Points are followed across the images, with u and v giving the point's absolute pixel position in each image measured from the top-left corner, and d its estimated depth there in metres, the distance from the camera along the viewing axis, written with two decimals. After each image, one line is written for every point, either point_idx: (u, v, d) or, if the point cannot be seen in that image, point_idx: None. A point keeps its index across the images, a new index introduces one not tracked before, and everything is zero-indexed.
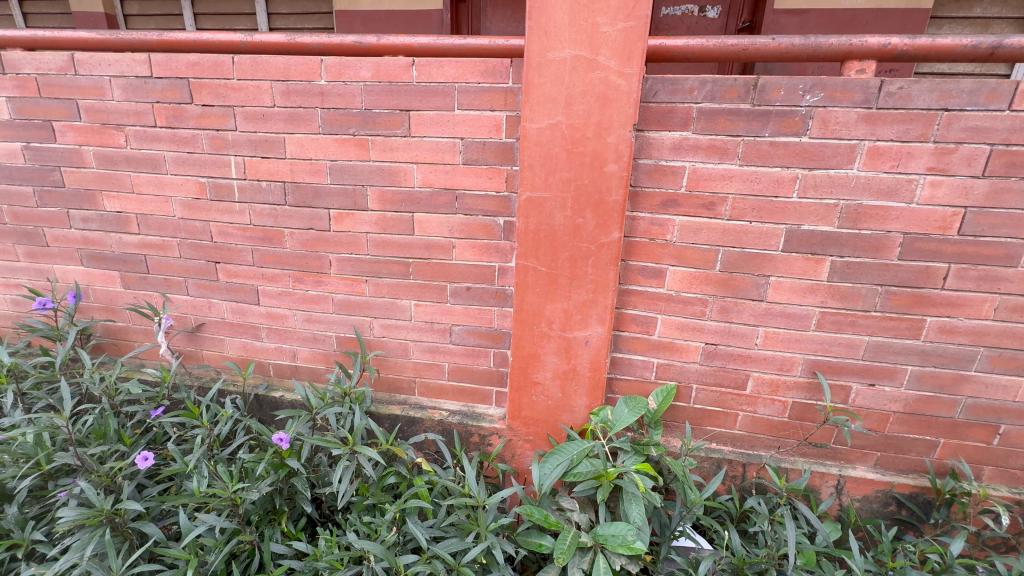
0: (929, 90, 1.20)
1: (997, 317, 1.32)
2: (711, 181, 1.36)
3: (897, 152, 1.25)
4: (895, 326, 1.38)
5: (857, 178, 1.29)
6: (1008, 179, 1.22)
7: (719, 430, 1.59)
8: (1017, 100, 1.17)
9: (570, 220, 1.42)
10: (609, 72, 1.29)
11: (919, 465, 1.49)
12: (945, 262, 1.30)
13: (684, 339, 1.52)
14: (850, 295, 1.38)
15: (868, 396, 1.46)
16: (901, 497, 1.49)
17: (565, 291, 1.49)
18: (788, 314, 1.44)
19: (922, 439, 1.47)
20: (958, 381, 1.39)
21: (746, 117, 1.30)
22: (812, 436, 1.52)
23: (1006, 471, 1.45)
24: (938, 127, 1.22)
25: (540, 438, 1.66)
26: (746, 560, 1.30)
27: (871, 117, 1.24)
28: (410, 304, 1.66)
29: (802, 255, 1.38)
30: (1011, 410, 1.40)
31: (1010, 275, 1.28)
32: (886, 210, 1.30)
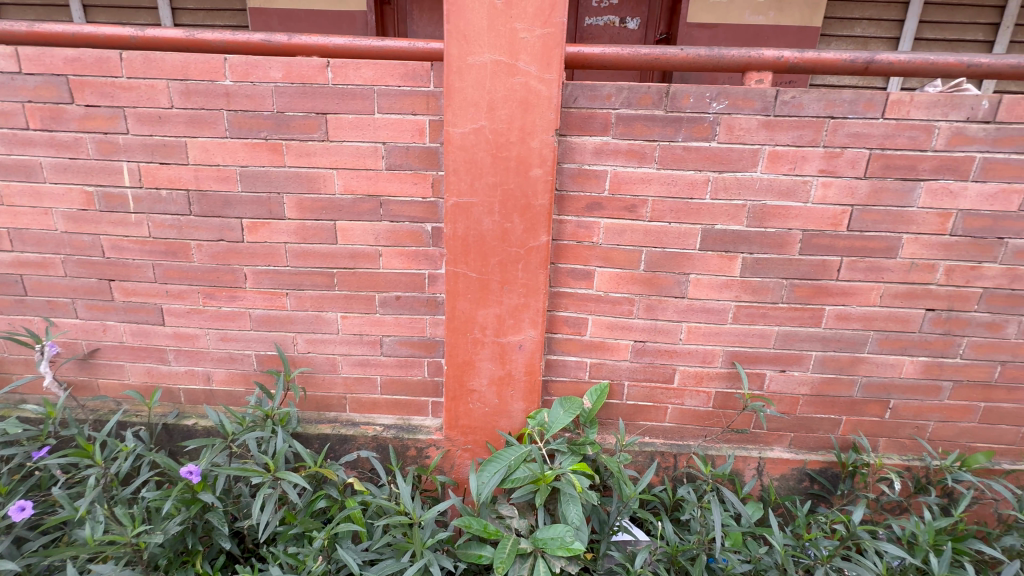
0: (817, 100, 1.32)
1: (883, 303, 1.47)
2: (632, 184, 1.41)
3: (793, 155, 1.36)
4: (800, 316, 1.50)
5: (761, 180, 1.39)
6: (885, 180, 1.37)
7: (651, 424, 1.65)
8: (888, 109, 1.31)
9: (498, 224, 1.42)
10: (530, 78, 1.30)
11: (827, 442, 1.63)
12: (838, 256, 1.43)
13: (614, 338, 1.57)
14: (760, 289, 1.48)
15: (780, 381, 1.57)
16: (813, 473, 1.62)
17: (496, 296, 1.48)
18: (707, 309, 1.52)
19: (828, 417, 1.60)
20: (854, 363, 1.54)
21: (661, 123, 1.36)
22: (734, 422, 1.62)
23: (897, 441, 1.62)
24: (826, 133, 1.34)
25: (479, 445, 1.64)
26: (679, 548, 1.35)
27: (770, 124, 1.34)
28: (337, 316, 1.58)
29: (717, 253, 1.46)
30: (898, 386, 1.56)
31: (891, 265, 1.43)
32: (786, 209, 1.41)
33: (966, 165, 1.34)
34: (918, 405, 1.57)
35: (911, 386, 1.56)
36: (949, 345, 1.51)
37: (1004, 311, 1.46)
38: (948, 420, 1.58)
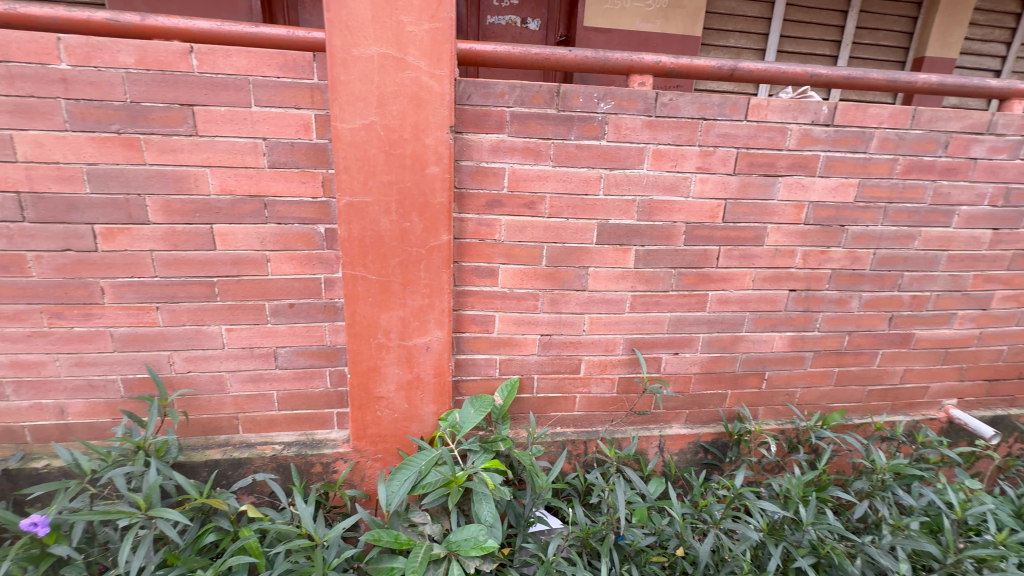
0: (691, 102, 1.43)
1: (755, 286, 1.64)
2: (529, 181, 1.44)
3: (674, 154, 1.47)
4: (688, 302, 1.63)
5: (647, 177, 1.48)
6: (751, 176, 1.52)
7: (562, 414, 1.70)
8: (750, 112, 1.46)
9: (396, 224, 1.37)
10: (420, 73, 1.27)
11: (716, 415, 1.79)
12: (716, 245, 1.57)
13: (521, 333, 1.59)
14: (652, 279, 1.58)
15: (674, 363, 1.69)
16: (706, 444, 1.78)
17: (399, 298, 1.44)
18: (606, 300, 1.59)
19: (716, 392, 1.76)
20: (735, 342, 1.70)
21: (553, 121, 1.39)
22: (636, 405, 1.72)
23: (772, 408, 1.82)
24: (700, 133, 1.46)
25: (390, 454, 1.58)
26: (589, 530, 1.40)
27: (652, 124, 1.43)
28: (221, 329, 1.44)
29: (612, 247, 1.53)
30: (771, 359, 1.75)
31: (759, 252, 1.61)
32: (671, 204, 1.52)
33: (813, 163, 1.53)
34: (788, 374, 1.78)
35: (781, 358, 1.76)
36: (809, 320, 1.72)
37: (849, 288, 1.70)
38: (811, 385, 1.81)
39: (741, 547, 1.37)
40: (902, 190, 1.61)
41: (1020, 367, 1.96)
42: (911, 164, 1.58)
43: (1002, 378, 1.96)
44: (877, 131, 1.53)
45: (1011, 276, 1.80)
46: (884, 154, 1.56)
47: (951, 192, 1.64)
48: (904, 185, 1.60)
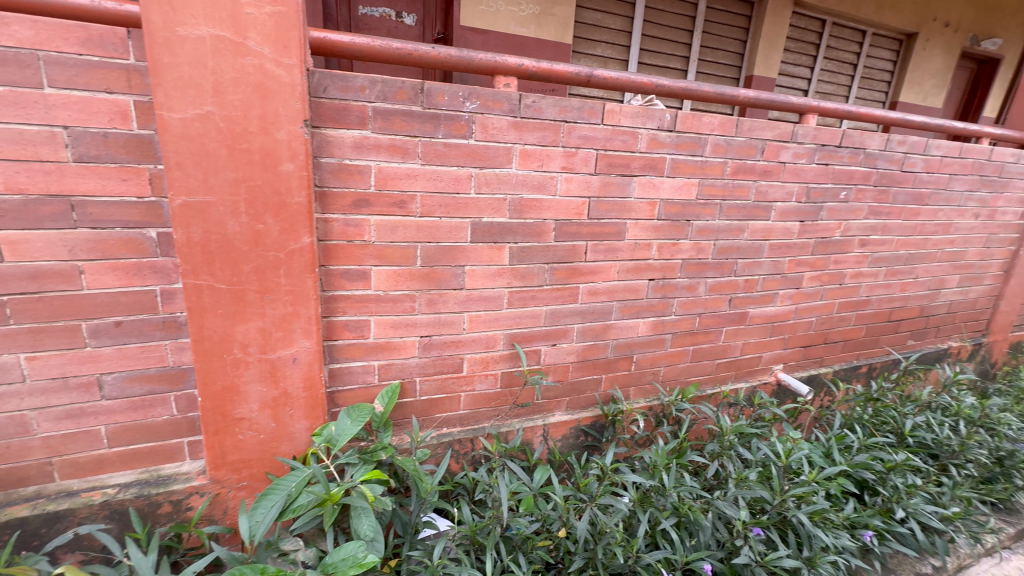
0: (552, 105, 1.50)
1: (620, 278, 1.79)
2: (398, 180, 1.40)
3: (540, 154, 1.53)
4: (561, 295, 1.72)
5: (516, 176, 1.53)
6: (610, 176, 1.65)
7: (447, 415, 1.69)
8: (606, 117, 1.58)
9: (247, 227, 1.24)
10: (264, 60, 1.16)
11: (593, 399, 1.92)
12: (583, 241, 1.68)
13: (399, 336, 1.54)
14: (527, 274, 1.64)
15: (553, 353, 1.78)
16: (586, 427, 1.90)
17: (256, 308, 1.30)
18: (484, 298, 1.61)
19: (591, 378, 1.89)
20: (605, 330, 1.83)
21: (419, 119, 1.37)
22: (519, 398, 1.77)
23: (641, 387, 2.00)
24: (562, 135, 1.54)
25: (258, 479, 1.43)
26: (475, 527, 1.40)
27: (518, 125, 1.48)
28: (19, 358, 1.18)
29: (487, 245, 1.56)
30: (637, 343, 1.92)
31: (621, 246, 1.75)
32: (540, 202, 1.58)
33: (661, 164, 1.71)
34: (652, 355, 1.96)
35: (645, 342, 1.93)
36: (667, 305, 1.92)
37: (697, 275, 1.93)
38: (672, 363, 2.02)
39: (614, 518, 1.48)
40: (732, 189, 1.86)
41: (826, 334, 2.39)
42: (738, 167, 1.84)
43: (814, 343, 2.38)
44: (710, 137, 1.75)
45: (815, 259, 2.18)
46: (717, 158, 1.79)
47: (769, 190, 1.94)
48: (734, 184, 1.86)
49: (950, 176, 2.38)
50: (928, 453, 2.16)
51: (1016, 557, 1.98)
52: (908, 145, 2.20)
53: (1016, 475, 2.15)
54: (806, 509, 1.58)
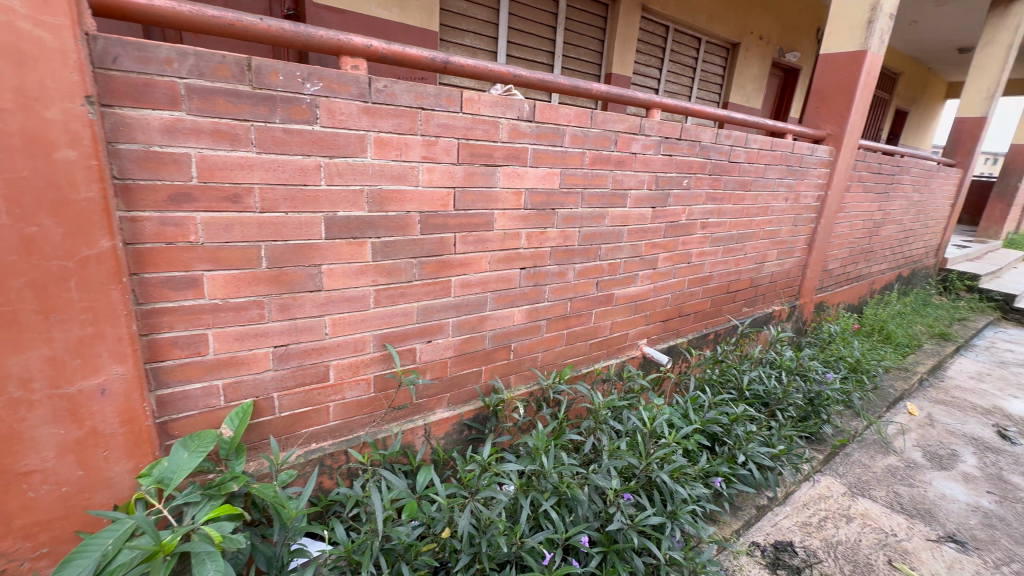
0: (407, 91, 1.43)
1: (491, 268, 1.79)
2: (228, 170, 1.21)
3: (397, 142, 1.45)
4: (433, 290, 1.66)
5: (373, 166, 1.42)
6: (474, 166, 1.63)
7: (315, 429, 1.54)
8: (464, 105, 1.55)
9: (12, 231, 0.97)
10: (14, 17, 0.90)
11: (474, 392, 1.91)
12: (451, 232, 1.64)
13: (247, 349, 1.36)
14: (394, 270, 1.55)
15: (429, 350, 1.72)
16: (469, 421, 1.89)
17: (39, 332, 1.04)
18: (347, 298, 1.49)
19: (471, 371, 1.87)
20: (481, 321, 1.83)
21: (249, 100, 1.20)
22: (395, 400, 1.69)
23: (521, 374, 2.04)
24: (420, 123, 1.48)
25: (64, 542, 1.16)
26: (350, 547, 1.30)
27: (369, 110, 1.38)
28: None
29: (345, 241, 1.43)
30: (514, 332, 1.95)
31: (490, 236, 1.75)
32: (402, 193, 1.50)
33: (524, 154, 1.73)
34: (529, 343, 2.01)
35: (521, 330, 1.97)
36: (540, 292, 1.97)
37: (565, 262, 2.01)
38: (549, 348, 2.09)
39: (497, 509, 1.49)
40: (591, 178, 1.96)
41: (680, 307, 2.67)
42: (595, 157, 1.94)
43: (671, 317, 2.64)
44: (568, 129, 1.82)
45: (667, 242, 2.42)
46: (576, 148, 1.87)
47: (624, 179, 2.09)
48: (593, 174, 1.96)
49: (765, 166, 2.80)
50: (761, 402, 2.55)
51: (825, 477, 2.43)
52: (733, 139, 2.53)
53: (822, 411, 2.64)
54: (667, 468, 1.75)
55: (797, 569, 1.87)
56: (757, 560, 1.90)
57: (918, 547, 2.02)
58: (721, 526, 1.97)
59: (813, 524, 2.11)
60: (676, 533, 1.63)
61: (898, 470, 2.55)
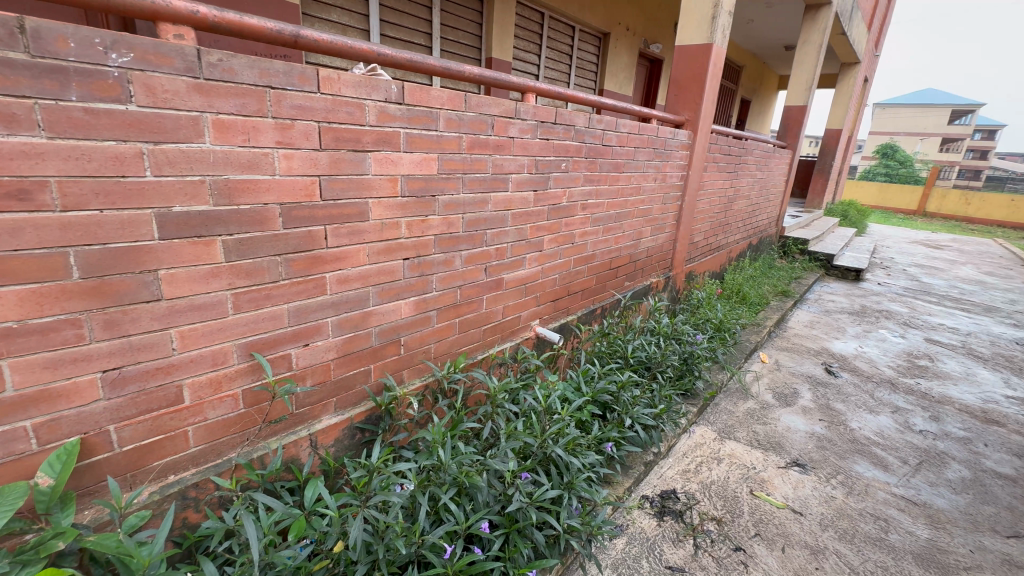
0: (249, 67, 1.26)
1: (370, 261, 1.68)
2: (8, 160, 0.97)
3: (243, 125, 1.28)
4: (305, 288, 1.52)
5: (214, 152, 1.24)
6: (340, 152, 1.50)
7: (172, 459, 1.34)
8: (322, 85, 1.41)
9: None
10: None
11: (364, 393, 1.81)
12: (320, 225, 1.51)
13: (65, 379, 1.12)
14: (254, 270, 1.39)
15: (307, 355, 1.58)
16: (361, 424, 1.79)
17: None
18: (198, 306, 1.30)
19: (358, 371, 1.76)
20: (364, 318, 1.72)
21: (28, 72, 0.97)
22: (271, 414, 1.53)
23: (414, 368, 1.98)
24: (270, 104, 1.32)
25: None
26: None
27: (203, 88, 1.19)
28: None
29: (188, 240, 1.24)
30: (402, 325, 1.87)
31: (367, 227, 1.64)
32: (255, 183, 1.33)
33: (396, 138, 1.64)
34: (419, 335, 1.95)
35: (409, 323, 1.90)
36: (426, 282, 1.91)
37: (450, 249, 1.97)
38: (441, 339, 2.05)
39: (393, 511, 1.42)
40: (470, 162, 1.94)
41: (568, 287, 2.79)
42: (472, 141, 1.91)
43: (560, 297, 2.74)
44: (442, 112, 1.76)
45: (550, 224, 2.49)
46: (451, 133, 1.82)
47: (504, 163, 2.09)
48: (472, 158, 1.93)
49: (635, 149, 3.01)
50: (644, 366, 2.78)
51: (699, 427, 2.74)
52: (604, 123, 2.67)
53: (694, 368, 2.95)
54: (561, 442, 1.83)
55: (680, 512, 2.09)
56: (646, 511, 2.08)
57: (771, 475, 2.37)
58: (614, 486, 2.11)
59: (691, 470, 2.36)
60: (572, 502, 1.72)
61: (755, 411, 2.95)
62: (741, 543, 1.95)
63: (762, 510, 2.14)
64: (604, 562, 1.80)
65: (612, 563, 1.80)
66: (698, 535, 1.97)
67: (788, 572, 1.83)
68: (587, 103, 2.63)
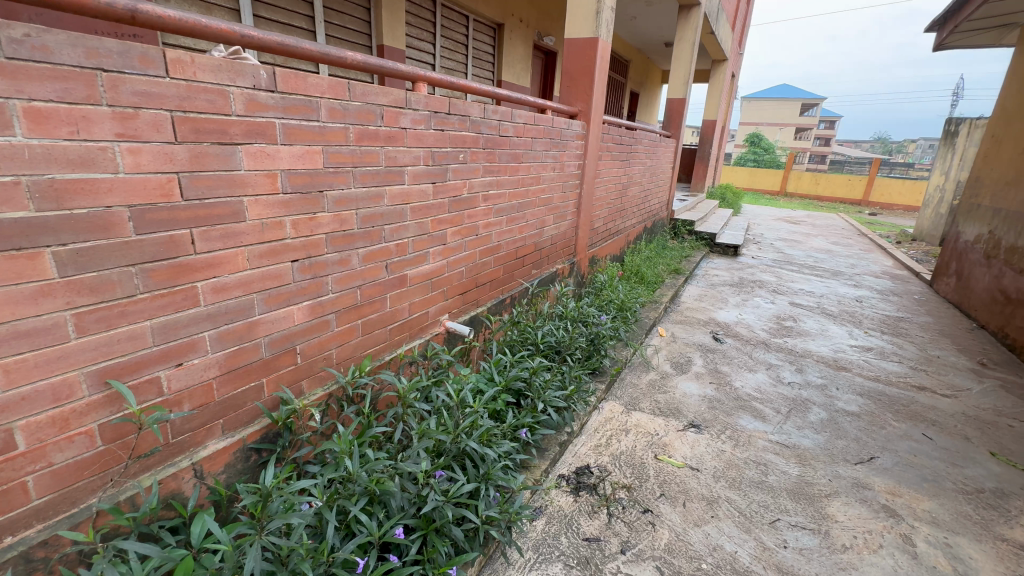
0: (70, 44, 1.07)
1: (252, 266, 1.53)
2: None
3: (68, 115, 1.09)
4: (172, 301, 1.34)
5: (31, 147, 1.04)
6: (202, 145, 1.34)
7: (9, 517, 1.12)
8: (172, 69, 1.24)
9: None
10: None
11: (258, 409, 1.66)
12: (185, 228, 1.33)
13: None
14: (102, 285, 1.19)
15: (182, 376, 1.40)
16: (256, 444, 1.64)
17: None
18: (26, 332, 1.09)
19: (248, 388, 1.61)
20: (251, 329, 1.57)
21: None
22: (140, 447, 1.34)
23: (315, 377, 1.85)
24: (104, 89, 1.13)
25: None
26: None
27: (6, 69, 0.99)
28: None
29: (4, 254, 1.03)
30: (297, 332, 1.73)
31: (244, 229, 1.48)
32: (92, 183, 1.14)
33: (270, 130, 1.50)
34: (318, 341, 1.82)
35: (305, 329, 1.76)
36: (321, 285, 1.79)
37: (345, 248, 1.86)
38: (343, 343, 1.94)
39: (297, 533, 1.32)
40: (360, 155, 1.83)
41: (475, 278, 2.78)
42: (361, 133, 1.81)
43: (468, 290, 2.73)
44: (323, 101, 1.64)
45: (452, 216, 2.46)
46: (336, 123, 1.71)
47: (397, 155, 2.01)
48: (361, 151, 1.83)
49: (532, 139, 3.06)
50: (554, 350, 2.88)
51: (608, 402, 2.90)
52: (499, 114, 2.67)
53: (601, 347, 3.11)
54: (475, 434, 1.83)
55: (594, 486, 2.20)
56: (563, 490, 2.16)
57: (671, 438, 2.59)
58: (531, 470, 2.16)
59: (602, 444, 2.50)
60: (489, 492, 1.73)
61: (656, 382, 3.20)
62: (649, 505, 2.11)
63: (665, 472, 2.32)
64: (525, 545, 1.85)
65: (532, 545, 1.85)
66: (611, 504, 2.09)
67: (688, 524, 2.01)
68: (485, 94, 2.61)
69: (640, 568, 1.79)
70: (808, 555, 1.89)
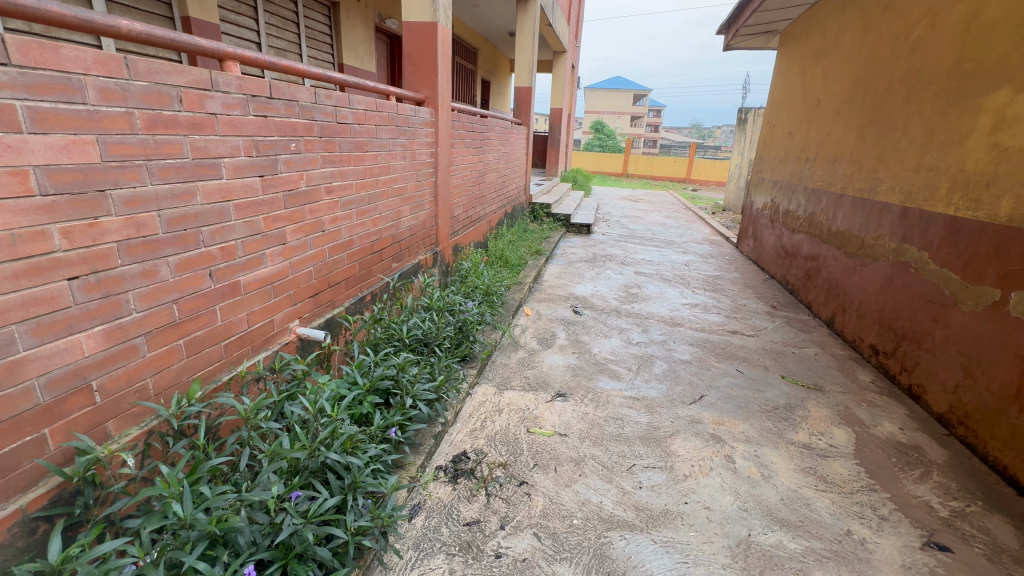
0: None
1: (3, 290, 1.20)
2: None
3: None
4: None
5: None
6: None
7: None
8: None
9: None
10: None
11: (42, 468, 1.32)
12: None
13: None
14: None
15: None
16: (44, 512, 1.31)
17: None
18: None
19: (22, 445, 1.27)
20: (14, 370, 1.23)
21: None
22: None
23: (125, 416, 1.54)
24: None
25: None
26: None
27: None
28: None
29: None
30: (89, 366, 1.41)
31: None
32: None
33: (8, 115, 1.18)
34: (123, 372, 1.51)
35: (102, 360, 1.45)
36: (118, 304, 1.48)
37: (149, 257, 1.56)
38: (161, 369, 1.64)
39: None
40: (155, 146, 1.54)
41: (327, 278, 2.58)
42: (151, 119, 1.52)
43: (320, 291, 2.52)
44: (87, 79, 1.33)
45: (290, 213, 2.23)
46: (113, 107, 1.41)
47: (207, 145, 1.74)
48: (155, 140, 1.54)
49: (376, 127, 2.91)
50: (421, 344, 2.83)
51: (480, 386, 2.96)
52: (335, 99, 2.48)
53: (470, 333, 3.15)
54: (335, 444, 1.71)
55: (472, 470, 2.23)
56: (441, 481, 2.15)
57: (541, 410, 2.74)
58: (406, 468, 2.11)
59: (477, 428, 2.54)
60: (358, 501, 1.64)
61: (525, 359, 3.35)
62: (524, 477, 2.21)
63: (537, 443, 2.46)
64: (404, 546, 1.80)
65: (412, 544, 1.81)
66: (489, 485, 2.15)
67: (560, 487, 2.16)
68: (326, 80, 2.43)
69: (519, 539, 1.87)
70: (658, 489, 2.17)
